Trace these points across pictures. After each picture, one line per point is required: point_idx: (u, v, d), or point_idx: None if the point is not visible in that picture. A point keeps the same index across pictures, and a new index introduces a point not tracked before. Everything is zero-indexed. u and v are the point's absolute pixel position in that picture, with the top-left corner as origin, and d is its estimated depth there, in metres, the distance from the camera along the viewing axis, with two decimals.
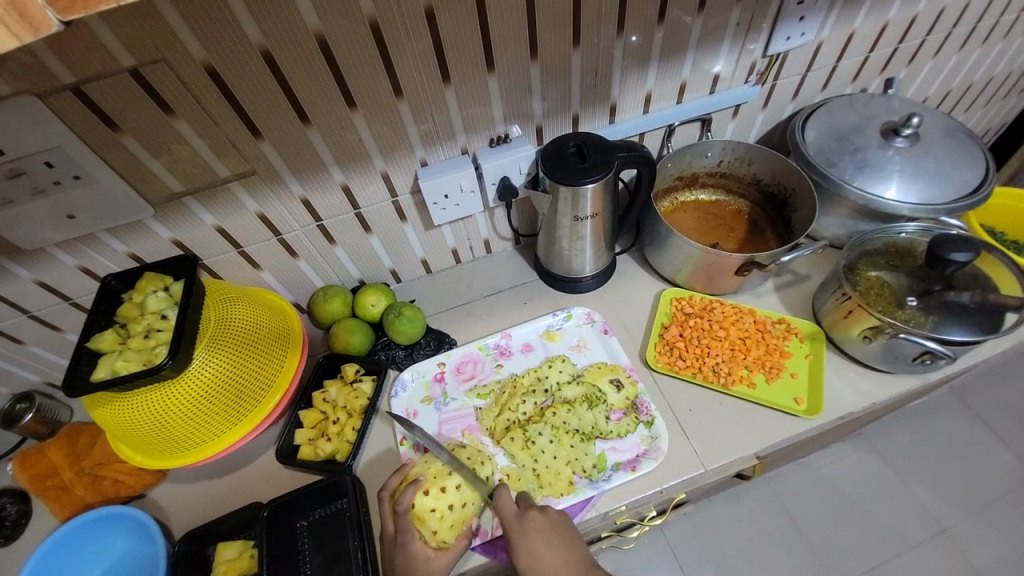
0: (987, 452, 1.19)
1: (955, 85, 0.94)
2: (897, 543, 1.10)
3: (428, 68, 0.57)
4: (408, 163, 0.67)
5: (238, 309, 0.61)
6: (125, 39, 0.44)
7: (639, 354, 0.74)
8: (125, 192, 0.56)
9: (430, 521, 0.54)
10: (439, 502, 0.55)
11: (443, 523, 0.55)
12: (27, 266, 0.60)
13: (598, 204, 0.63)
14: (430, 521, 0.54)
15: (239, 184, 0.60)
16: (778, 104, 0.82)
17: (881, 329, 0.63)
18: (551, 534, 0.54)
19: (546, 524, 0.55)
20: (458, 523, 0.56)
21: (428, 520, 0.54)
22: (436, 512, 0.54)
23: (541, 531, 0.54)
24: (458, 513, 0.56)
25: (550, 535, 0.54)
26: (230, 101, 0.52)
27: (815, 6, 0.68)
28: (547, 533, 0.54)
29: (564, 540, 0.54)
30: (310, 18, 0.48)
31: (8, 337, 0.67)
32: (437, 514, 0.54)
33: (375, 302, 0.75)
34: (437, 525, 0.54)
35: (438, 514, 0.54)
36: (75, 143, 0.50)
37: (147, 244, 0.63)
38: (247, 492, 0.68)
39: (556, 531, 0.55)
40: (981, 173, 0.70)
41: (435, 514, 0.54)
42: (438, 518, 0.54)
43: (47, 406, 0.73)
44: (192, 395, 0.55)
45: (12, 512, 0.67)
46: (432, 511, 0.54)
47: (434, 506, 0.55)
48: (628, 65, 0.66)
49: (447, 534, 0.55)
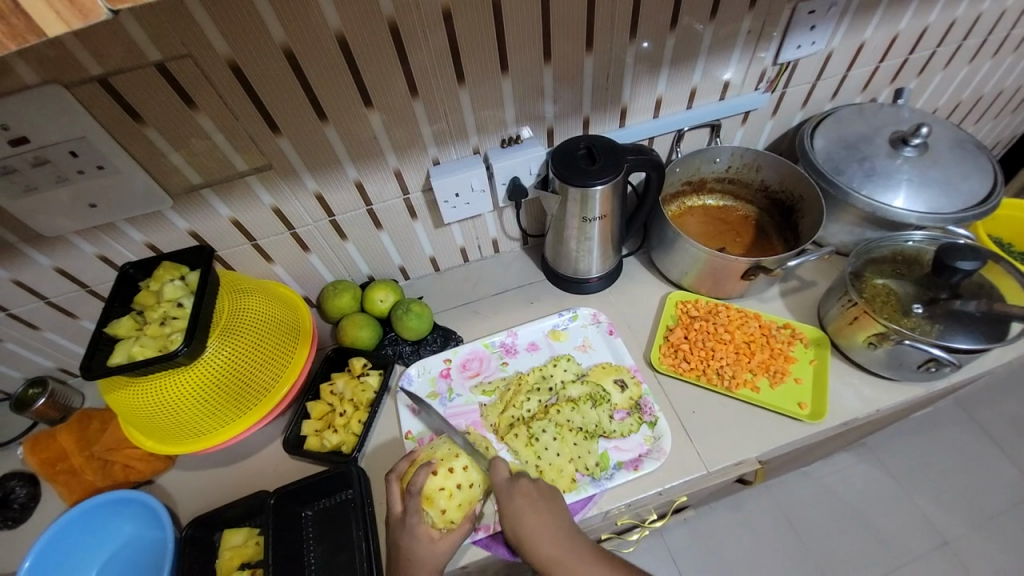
0: (994, 467, 1.18)
1: (966, 96, 0.94)
2: (900, 555, 1.09)
3: (443, 68, 0.58)
4: (420, 161, 0.68)
5: (251, 301, 0.62)
6: (153, 34, 0.46)
7: (644, 356, 0.74)
8: (145, 182, 0.57)
9: (439, 500, 0.55)
10: (447, 482, 0.56)
11: (450, 502, 0.56)
12: (46, 253, 0.62)
13: (607, 205, 0.64)
14: (439, 500, 0.55)
15: (255, 177, 0.62)
16: (787, 111, 0.83)
17: (886, 335, 0.63)
18: (543, 510, 0.55)
19: (533, 492, 0.56)
20: (465, 504, 0.57)
21: (438, 498, 0.55)
22: (444, 490, 0.56)
23: (528, 504, 0.55)
24: (466, 492, 0.57)
25: (537, 500, 0.55)
26: (250, 96, 0.53)
27: (827, 15, 0.68)
28: (537, 501, 0.55)
29: (557, 518, 0.55)
30: (332, 18, 0.50)
31: (24, 322, 0.69)
32: (446, 492, 0.56)
33: (384, 298, 0.76)
34: (445, 504, 0.55)
35: (446, 492, 0.56)
36: (99, 133, 0.52)
37: (164, 235, 0.64)
38: (255, 480, 0.69)
39: (541, 497, 0.56)
40: (990, 185, 0.70)
41: (444, 492, 0.56)
42: (446, 497, 0.55)
43: (60, 392, 0.74)
44: (203, 383, 0.56)
45: (21, 495, 0.69)
46: (440, 490, 0.56)
47: (443, 484, 0.56)
48: (640, 70, 0.67)
49: (454, 514, 0.56)
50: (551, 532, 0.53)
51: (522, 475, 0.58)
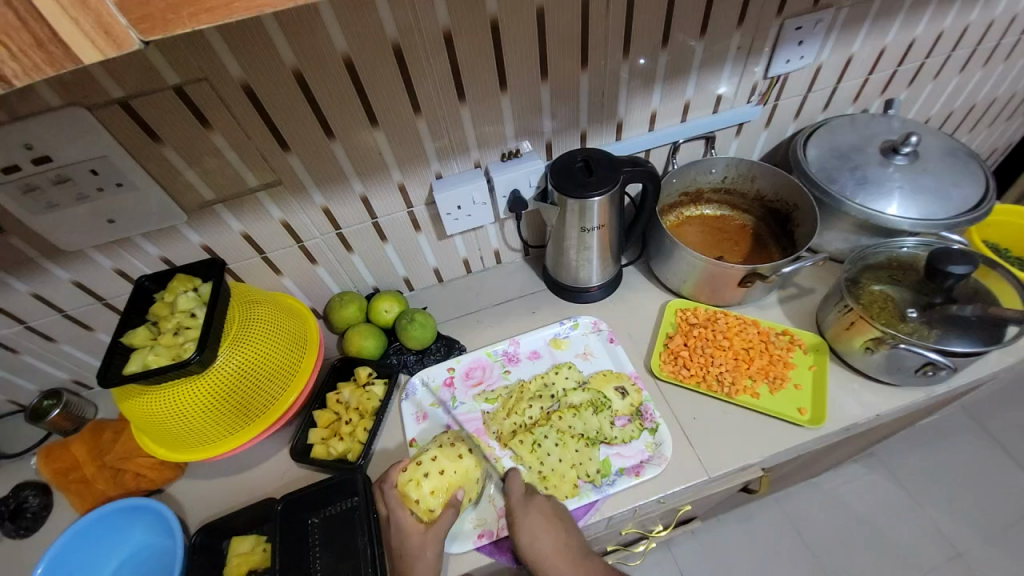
0: (1006, 476, 1.16)
1: (959, 106, 0.96)
2: (913, 567, 1.08)
3: (445, 86, 0.61)
4: (423, 175, 0.70)
5: (261, 311, 0.64)
6: (172, 61, 0.49)
7: (645, 364, 0.75)
8: (159, 197, 0.59)
9: (411, 491, 0.58)
10: (416, 473, 0.59)
11: (422, 491, 0.58)
12: (65, 267, 0.64)
13: (605, 215, 0.66)
14: (410, 491, 0.58)
15: (266, 194, 0.64)
16: (780, 123, 0.85)
17: (882, 340, 0.64)
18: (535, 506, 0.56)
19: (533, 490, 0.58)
20: (441, 492, 0.58)
21: (409, 490, 0.58)
22: (414, 481, 0.58)
23: (536, 522, 0.56)
24: (438, 479, 0.59)
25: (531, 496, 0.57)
26: (262, 115, 0.56)
27: (814, 31, 0.71)
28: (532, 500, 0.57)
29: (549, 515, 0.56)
30: (339, 42, 0.53)
31: (41, 334, 0.71)
32: (416, 482, 0.58)
33: (389, 308, 0.78)
34: (417, 494, 0.57)
35: (416, 482, 0.58)
36: (119, 152, 0.54)
37: (177, 248, 0.67)
38: (263, 488, 0.70)
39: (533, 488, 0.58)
40: (981, 192, 0.72)
41: (414, 483, 0.58)
42: (416, 487, 0.58)
43: (74, 402, 0.76)
44: (214, 391, 0.58)
45: (34, 504, 0.71)
46: (411, 481, 0.58)
47: (412, 476, 0.59)
48: (635, 85, 0.70)
49: (430, 502, 0.58)
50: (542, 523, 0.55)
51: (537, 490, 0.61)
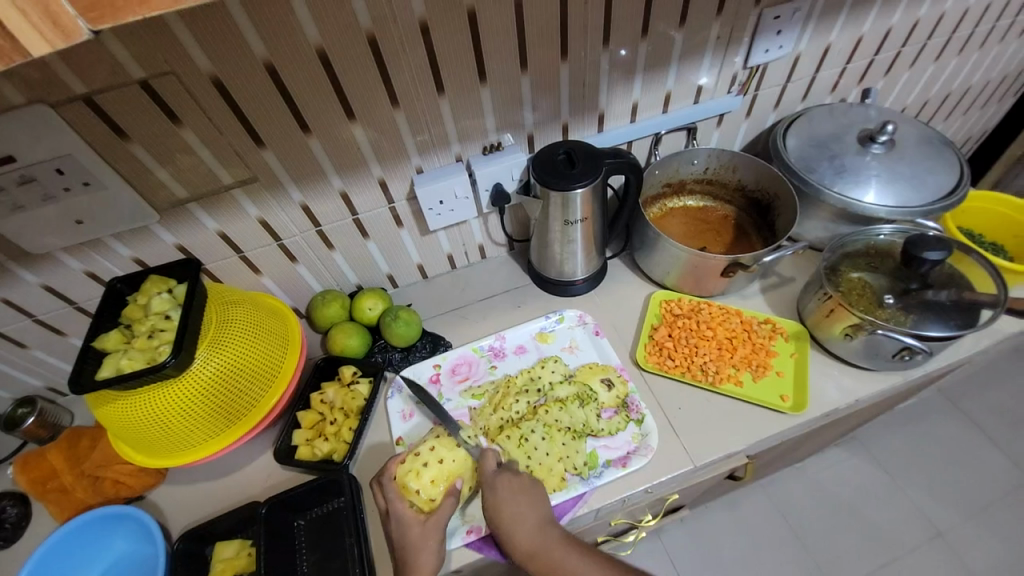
0: (981, 456, 1.20)
1: (934, 94, 0.98)
2: (895, 547, 1.11)
3: (423, 79, 0.60)
4: (404, 170, 0.69)
5: (241, 312, 0.63)
6: (136, 54, 0.47)
7: (630, 355, 0.75)
8: (130, 197, 0.58)
9: (411, 481, 0.58)
10: (415, 464, 0.60)
11: (422, 481, 0.58)
12: (34, 270, 0.62)
13: (588, 208, 0.66)
14: (411, 482, 0.58)
15: (241, 191, 0.63)
16: (760, 113, 0.85)
17: (860, 326, 0.65)
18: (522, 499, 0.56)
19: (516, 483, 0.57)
20: (441, 480, 0.59)
21: (409, 482, 0.58)
22: (413, 471, 0.59)
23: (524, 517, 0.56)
24: (438, 468, 0.60)
25: (517, 492, 0.57)
26: (233, 110, 0.54)
27: (792, 20, 0.71)
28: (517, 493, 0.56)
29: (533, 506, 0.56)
30: (312, 34, 0.51)
31: (13, 341, 0.69)
32: (416, 472, 0.59)
33: (373, 305, 0.77)
34: (418, 483, 0.58)
35: (416, 472, 0.59)
36: (86, 150, 0.53)
37: (151, 248, 0.65)
38: (248, 492, 0.69)
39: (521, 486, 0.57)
40: (956, 178, 0.73)
41: (413, 473, 0.59)
42: (416, 477, 0.58)
43: (49, 410, 0.74)
44: (192, 394, 0.57)
45: (13, 514, 0.68)
46: (410, 472, 0.59)
47: (411, 467, 0.59)
48: (615, 76, 0.69)
49: (431, 491, 0.58)
50: (526, 518, 0.55)
51: (508, 466, 0.60)
